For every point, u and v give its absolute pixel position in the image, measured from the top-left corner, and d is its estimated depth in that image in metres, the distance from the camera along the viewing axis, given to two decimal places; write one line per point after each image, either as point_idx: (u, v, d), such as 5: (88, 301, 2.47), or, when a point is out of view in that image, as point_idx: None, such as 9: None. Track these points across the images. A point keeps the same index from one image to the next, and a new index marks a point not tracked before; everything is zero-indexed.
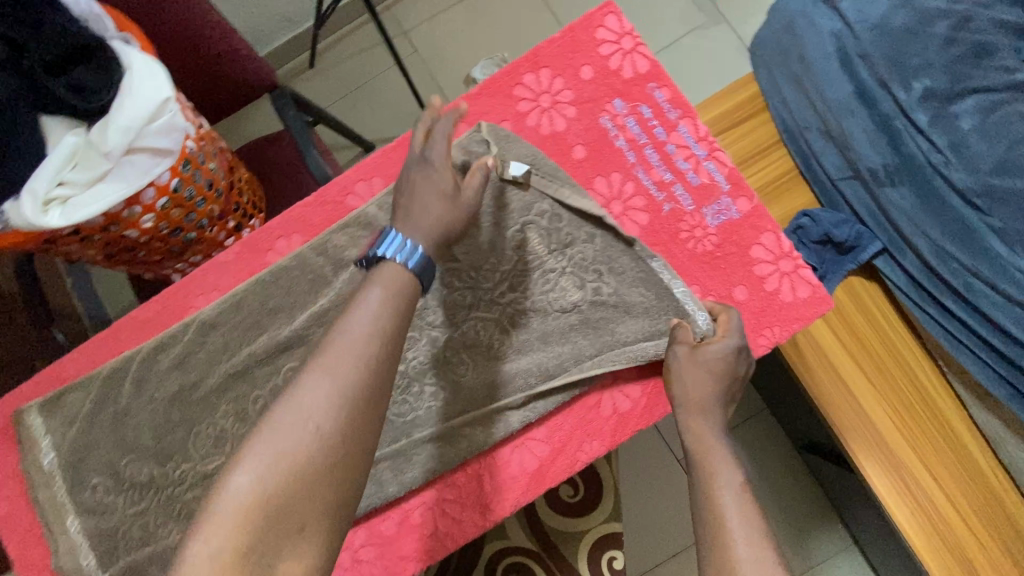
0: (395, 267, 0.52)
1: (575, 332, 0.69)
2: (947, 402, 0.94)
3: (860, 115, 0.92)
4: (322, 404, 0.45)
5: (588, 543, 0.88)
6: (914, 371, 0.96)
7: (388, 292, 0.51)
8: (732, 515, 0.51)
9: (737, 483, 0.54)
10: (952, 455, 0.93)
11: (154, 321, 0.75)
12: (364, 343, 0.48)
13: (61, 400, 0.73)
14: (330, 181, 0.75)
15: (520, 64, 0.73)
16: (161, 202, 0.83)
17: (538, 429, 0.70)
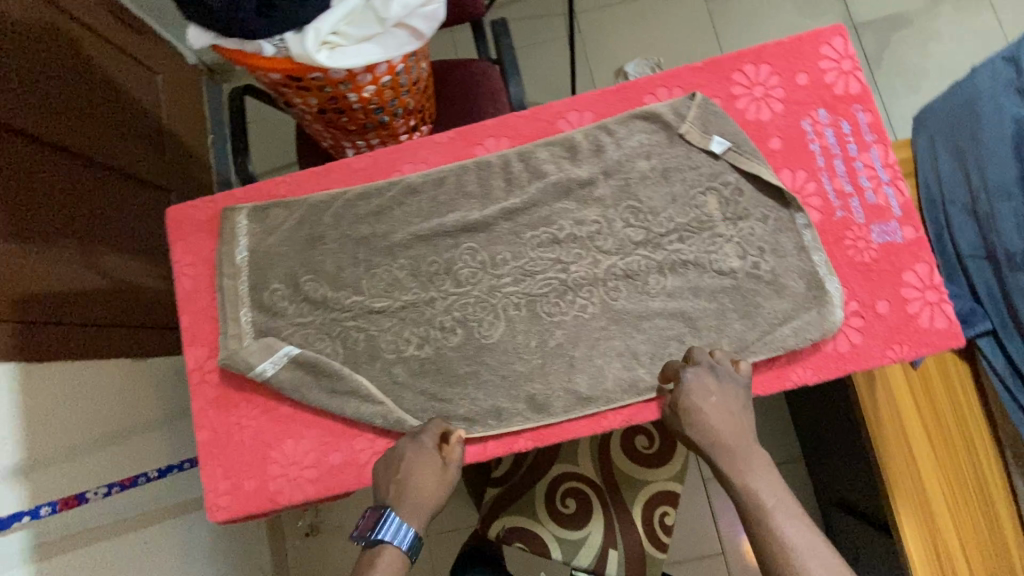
0: (393, 551, 0.66)
1: (724, 294, 0.76)
2: (997, 486, 1.07)
3: (1015, 201, 0.97)
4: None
5: (647, 492, 0.99)
6: (976, 451, 1.08)
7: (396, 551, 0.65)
8: (782, 525, 0.62)
9: (779, 495, 0.64)
10: (984, 530, 1.06)
11: (361, 172, 0.85)
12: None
13: (268, 211, 0.84)
14: (547, 102, 0.84)
15: (745, 55, 0.81)
16: (385, 79, 0.94)
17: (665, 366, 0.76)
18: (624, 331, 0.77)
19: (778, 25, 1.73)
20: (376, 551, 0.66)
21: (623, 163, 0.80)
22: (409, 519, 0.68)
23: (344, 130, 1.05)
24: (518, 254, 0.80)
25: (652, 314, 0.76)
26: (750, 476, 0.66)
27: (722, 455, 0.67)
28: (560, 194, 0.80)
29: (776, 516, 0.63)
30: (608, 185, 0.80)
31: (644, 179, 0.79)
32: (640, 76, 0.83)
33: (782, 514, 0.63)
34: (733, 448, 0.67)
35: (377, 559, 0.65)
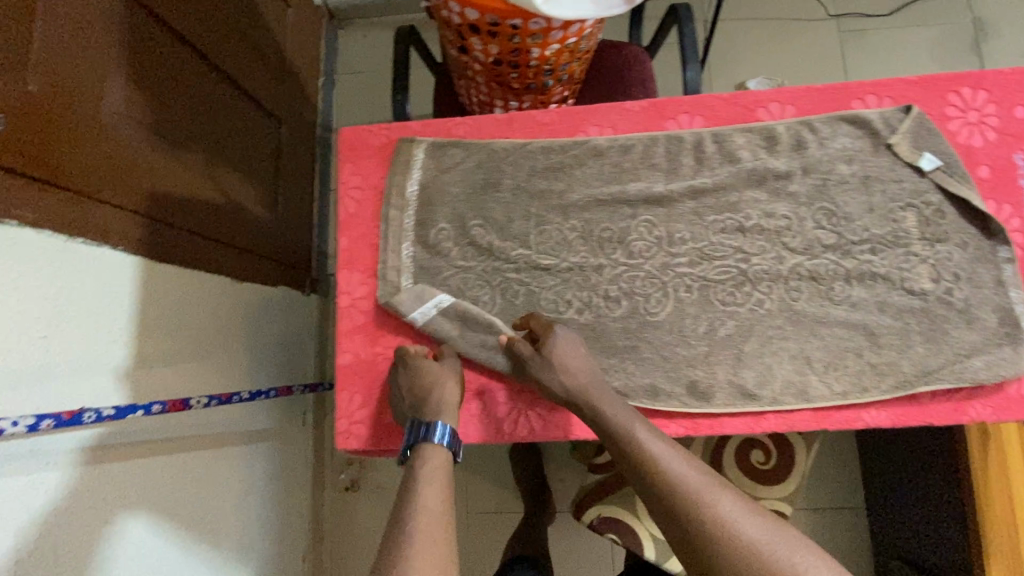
0: (437, 449, 0.66)
1: (911, 314, 0.73)
2: None
3: None
4: (439, 523, 0.57)
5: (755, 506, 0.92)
6: None
7: (440, 462, 0.65)
8: (718, 501, 0.59)
9: (701, 476, 0.61)
10: None
11: (544, 126, 0.83)
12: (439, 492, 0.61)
13: (445, 150, 0.83)
14: (748, 89, 0.82)
15: (964, 77, 0.79)
16: (571, 40, 0.92)
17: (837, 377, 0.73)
18: (801, 333, 0.74)
19: (909, 69, 1.71)
20: (423, 446, 0.66)
21: (824, 163, 0.77)
22: (443, 418, 0.69)
23: (504, 87, 1.03)
24: (699, 235, 0.77)
25: (832, 321, 0.74)
26: (663, 457, 0.62)
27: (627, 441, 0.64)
28: (752, 183, 0.78)
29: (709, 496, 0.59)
30: (803, 182, 0.77)
31: (841, 184, 0.77)
32: (851, 80, 0.80)
33: (727, 506, 0.58)
34: (589, 389, 0.69)
35: (424, 457, 0.65)
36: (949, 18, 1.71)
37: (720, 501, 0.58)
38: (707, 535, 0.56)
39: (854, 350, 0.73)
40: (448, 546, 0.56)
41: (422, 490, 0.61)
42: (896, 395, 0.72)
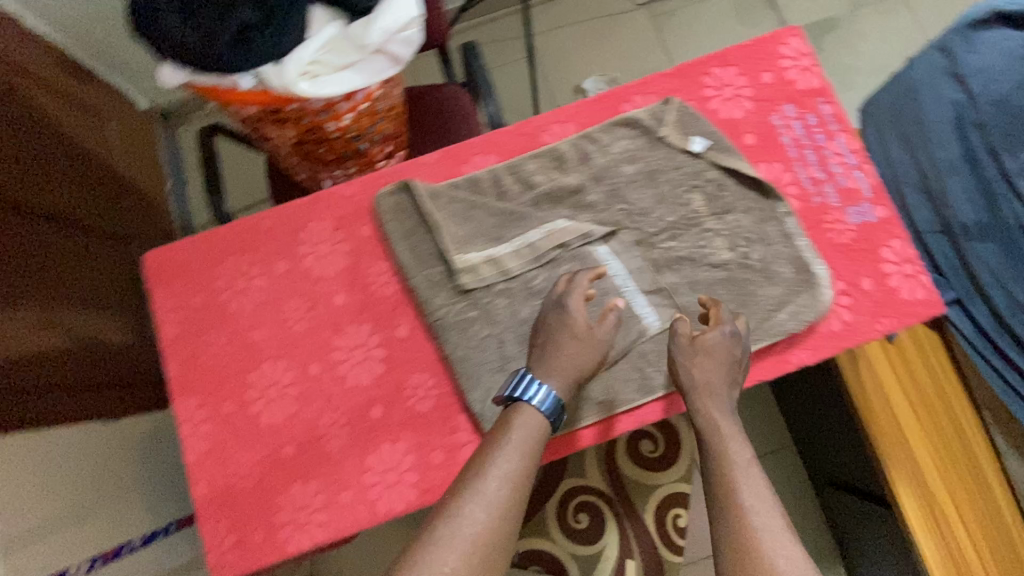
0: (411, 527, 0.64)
1: (720, 286, 0.79)
2: (982, 453, 1.13)
3: (964, 175, 1.03)
4: (505, 495, 0.61)
5: (655, 500, 1.10)
6: (958, 424, 1.15)
7: (524, 431, 0.66)
8: (742, 481, 0.64)
9: (744, 476, 0.65)
10: (977, 497, 1.12)
11: (350, 199, 0.84)
12: (515, 460, 0.63)
13: (258, 248, 0.83)
14: (529, 117, 0.87)
15: (711, 59, 0.86)
16: (363, 106, 0.94)
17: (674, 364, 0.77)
18: (630, 331, 0.77)
19: (719, 37, 1.86)
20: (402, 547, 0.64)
21: (609, 169, 0.82)
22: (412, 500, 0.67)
23: (322, 161, 1.04)
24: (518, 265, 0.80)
25: (654, 311, 0.78)
26: (725, 447, 0.68)
27: (719, 441, 0.68)
28: (552, 204, 0.82)
29: (736, 474, 0.65)
30: (597, 191, 0.82)
31: (630, 182, 0.82)
32: (614, 87, 0.86)
33: (749, 492, 0.63)
34: (700, 389, 0.71)
35: (518, 415, 0.67)
36: None
37: (744, 489, 0.63)
38: (723, 506, 0.63)
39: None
40: (505, 506, 0.60)
41: (498, 463, 0.63)
42: None
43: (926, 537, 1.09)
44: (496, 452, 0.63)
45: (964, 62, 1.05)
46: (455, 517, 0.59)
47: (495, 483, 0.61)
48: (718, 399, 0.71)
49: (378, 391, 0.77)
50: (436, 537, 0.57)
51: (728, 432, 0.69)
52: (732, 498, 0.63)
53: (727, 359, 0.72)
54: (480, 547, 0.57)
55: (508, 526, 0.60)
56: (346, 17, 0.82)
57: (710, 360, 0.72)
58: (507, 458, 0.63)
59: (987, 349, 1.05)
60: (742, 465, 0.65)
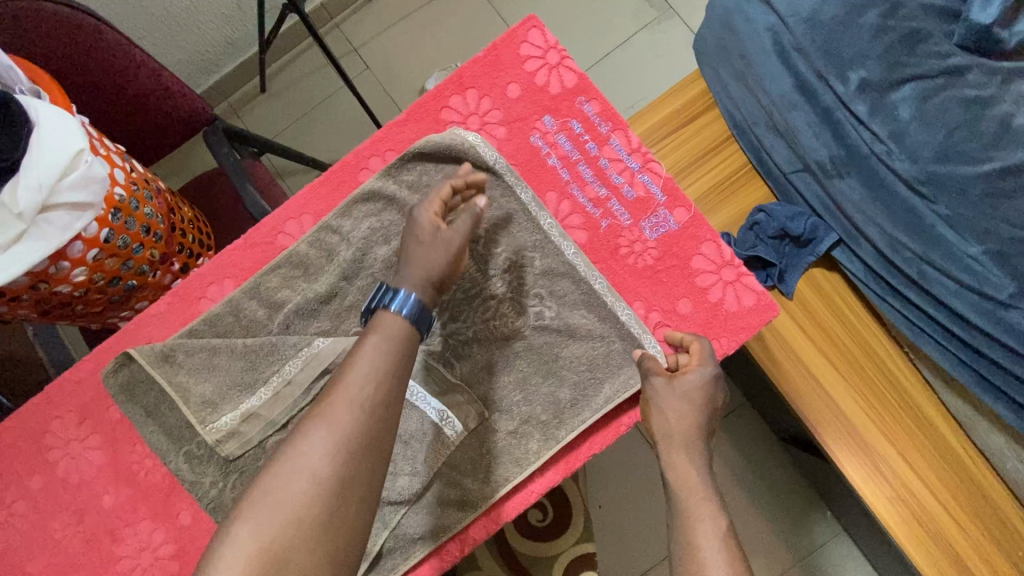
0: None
1: (520, 359, 0.67)
2: (919, 393, 1.01)
3: (803, 108, 0.88)
4: (338, 475, 0.46)
5: (560, 567, 0.88)
6: (886, 367, 1.02)
7: (380, 341, 0.52)
8: (708, 562, 0.51)
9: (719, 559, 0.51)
10: (928, 444, 0.99)
11: (87, 382, 0.72)
12: (379, 370, 0.50)
13: (4, 469, 0.71)
14: (260, 220, 0.72)
15: (445, 87, 0.71)
16: (92, 254, 0.80)
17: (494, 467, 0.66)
18: (428, 447, 0.65)
19: None
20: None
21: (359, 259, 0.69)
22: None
23: (94, 312, 0.91)
24: None
25: (453, 416, 0.65)
26: (693, 511, 0.54)
27: (687, 503, 0.55)
28: (307, 321, 0.69)
29: (701, 552, 0.52)
30: (354, 290, 0.69)
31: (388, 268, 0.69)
32: (346, 155, 0.72)
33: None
34: (675, 436, 0.59)
35: (377, 324, 0.54)
36: None
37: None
38: None
39: (486, 428, 0.67)
40: (351, 452, 0.47)
41: (361, 353, 0.51)
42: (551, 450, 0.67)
43: (884, 505, 0.97)
44: (349, 367, 0.50)
45: None
46: (245, 508, 0.45)
47: (351, 393, 0.48)
48: (696, 448, 0.58)
49: None
50: (222, 532, 0.44)
51: (696, 487, 0.56)
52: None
53: (703, 403, 0.60)
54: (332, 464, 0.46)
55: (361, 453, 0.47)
56: None
57: (689, 405, 0.60)
58: (368, 362, 0.50)
59: (884, 291, 0.90)
60: (713, 540, 0.52)
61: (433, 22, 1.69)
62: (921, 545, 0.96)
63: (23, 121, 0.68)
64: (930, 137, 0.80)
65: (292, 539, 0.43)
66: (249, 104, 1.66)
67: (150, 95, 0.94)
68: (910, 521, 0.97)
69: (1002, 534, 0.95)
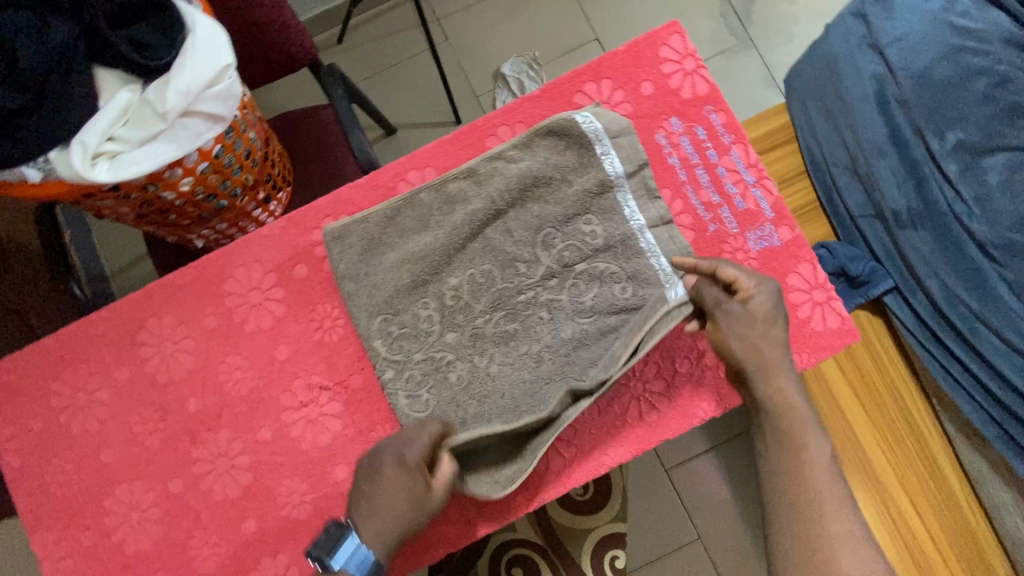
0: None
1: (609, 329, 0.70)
2: (938, 442, 1.04)
3: (891, 158, 0.93)
4: None
5: (593, 541, 1.13)
6: (911, 413, 1.05)
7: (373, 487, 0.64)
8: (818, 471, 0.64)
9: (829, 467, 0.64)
10: (936, 492, 1.03)
11: (189, 288, 0.74)
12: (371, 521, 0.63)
13: (94, 356, 0.73)
14: (384, 165, 0.75)
15: (583, 72, 0.74)
16: (202, 167, 0.82)
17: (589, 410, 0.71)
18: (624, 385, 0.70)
19: None
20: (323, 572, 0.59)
21: (514, 183, 0.71)
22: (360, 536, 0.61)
23: (180, 225, 0.93)
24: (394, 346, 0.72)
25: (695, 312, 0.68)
26: (805, 437, 0.65)
27: (792, 420, 0.65)
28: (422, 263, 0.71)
29: (812, 462, 0.64)
30: (473, 245, 0.72)
31: (524, 197, 0.72)
32: (477, 118, 0.75)
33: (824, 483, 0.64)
34: (756, 359, 0.65)
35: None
36: None
37: (820, 485, 0.64)
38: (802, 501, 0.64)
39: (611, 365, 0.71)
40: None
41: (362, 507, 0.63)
42: (623, 425, 0.70)
43: (887, 543, 1.02)
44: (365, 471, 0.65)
45: (882, 30, 0.92)
46: None
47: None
48: (784, 369, 0.65)
49: (248, 502, 0.70)
50: None
51: (797, 411, 0.65)
52: (803, 486, 0.64)
53: (773, 318, 0.65)
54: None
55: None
56: (141, 77, 0.70)
57: (762, 325, 0.65)
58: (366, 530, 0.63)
59: (928, 341, 0.95)
60: (821, 460, 0.64)
61: (518, 8, 1.71)
62: None
63: (179, 25, 0.69)
64: (1013, 206, 0.86)
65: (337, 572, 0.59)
66: (325, 52, 1.67)
67: (270, 25, 0.95)
68: (907, 560, 1.01)
69: None
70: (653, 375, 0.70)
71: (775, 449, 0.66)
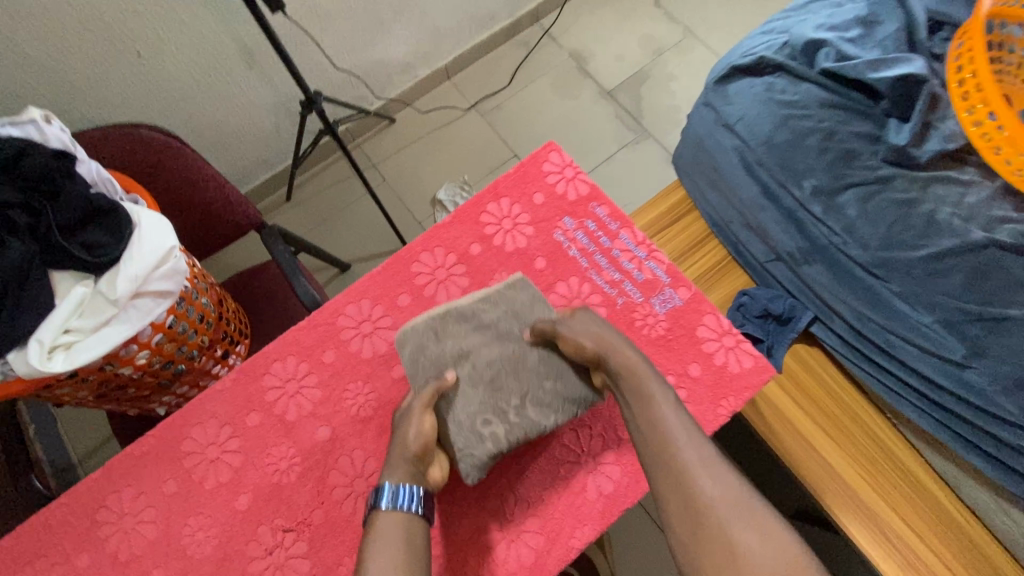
0: (397, 510, 0.64)
1: (550, 411, 0.72)
2: (905, 452, 1.02)
3: (769, 210, 1.04)
4: None
5: None
6: (870, 428, 1.04)
7: (393, 527, 0.63)
8: (666, 427, 0.65)
9: (680, 421, 0.66)
10: (925, 506, 0.98)
11: (148, 455, 0.76)
12: (399, 545, 0.62)
13: (50, 549, 0.72)
14: (322, 305, 0.83)
15: (483, 196, 0.86)
16: (156, 338, 0.87)
17: (549, 492, 0.73)
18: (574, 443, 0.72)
19: (551, 113, 1.96)
20: (373, 513, 0.65)
21: (473, 343, 0.76)
22: (390, 478, 0.66)
23: (141, 396, 0.96)
24: (352, 474, 0.74)
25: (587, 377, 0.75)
26: (655, 409, 0.66)
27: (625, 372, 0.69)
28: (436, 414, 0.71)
29: (663, 428, 0.65)
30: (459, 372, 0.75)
31: (486, 345, 0.76)
32: (399, 249, 0.85)
33: (678, 442, 0.64)
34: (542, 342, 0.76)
35: (376, 522, 0.64)
36: (554, 63, 2.02)
37: (699, 480, 0.62)
38: (665, 471, 0.64)
39: (561, 444, 0.75)
40: (409, 547, 0.62)
41: (373, 544, 0.62)
42: (581, 503, 0.72)
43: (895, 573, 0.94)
44: (372, 533, 0.63)
45: (726, 113, 1.06)
46: None
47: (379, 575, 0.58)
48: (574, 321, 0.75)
49: None
50: None
51: (669, 429, 0.65)
52: (689, 497, 0.62)
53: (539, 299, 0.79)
54: (399, 547, 0.61)
55: (415, 540, 0.63)
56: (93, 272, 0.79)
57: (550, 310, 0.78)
58: (385, 541, 0.62)
59: (865, 361, 1.01)
60: (676, 429, 0.65)
61: (443, 141, 1.94)
62: None
63: (125, 222, 0.80)
64: (874, 230, 0.92)
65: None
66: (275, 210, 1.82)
67: (213, 204, 1.06)
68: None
69: None
70: (601, 446, 0.74)
71: (652, 450, 0.65)
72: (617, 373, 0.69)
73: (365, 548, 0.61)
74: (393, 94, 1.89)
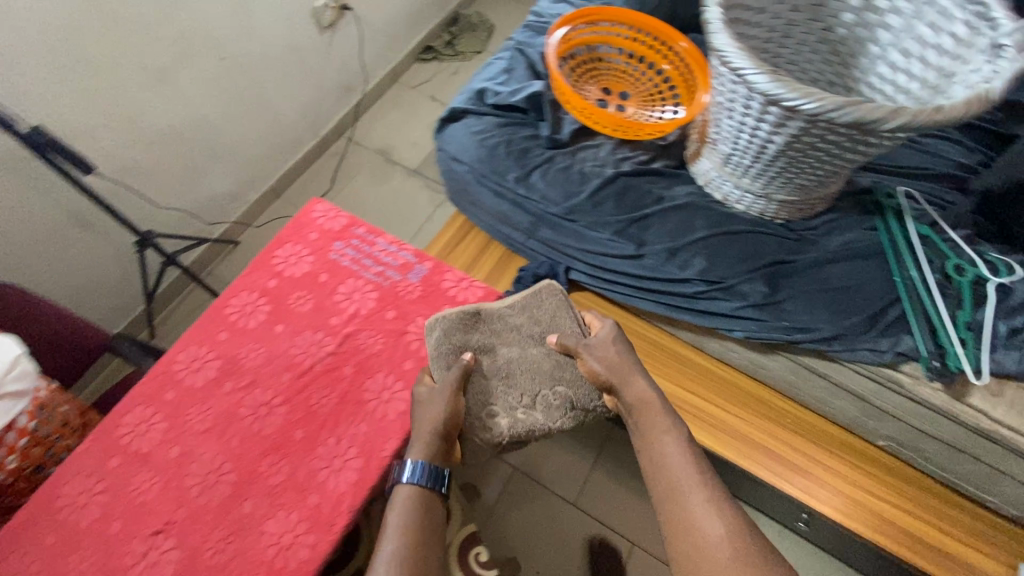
0: (409, 484, 0.85)
1: (554, 410, 1.01)
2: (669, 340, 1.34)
3: (500, 203, 1.37)
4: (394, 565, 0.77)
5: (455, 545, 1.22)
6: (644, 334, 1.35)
7: (405, 497, 0.84)
8: (672, 460, 0.86)
9: (687, 458, 0.86)
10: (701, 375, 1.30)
11: (26, 523, 0.90)
12: (411, 510, 0.83)
13: None
14: (158, 361, 1.04)
15: (269, 247, 1.15)
16: (22, 442, 1.03)
17: (359, 426, 0.97)
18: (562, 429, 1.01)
19: (373, 199, 2.35)
20: (395, 486, 0.86)
21: (506, 345, 1.05)
22: (414, 455, 0.87)
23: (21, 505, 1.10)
24: (204, 472, 0.93)
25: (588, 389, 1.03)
26: (663, 447, 0.88)
27: (645, 417, 0.92)
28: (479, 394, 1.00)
29: (669, 457, 0.87)
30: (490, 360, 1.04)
31: (506, 347, 1.05)
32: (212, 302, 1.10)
33: (683, 470, 0.85)
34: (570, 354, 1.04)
35: (396, 491, 0.85)
36: (365, 161, 2.44)
37: (695, 508, 0.81)
38: (672, 493, 0.84)
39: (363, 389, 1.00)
40: (416, 518, 0.82)
41: (392, 513, 0.83)
42: (382, 424, 0.96)
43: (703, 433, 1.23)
44: (391, 504, 0.84)
45: (448, 152, 1.43)
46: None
47: (393, 542, 0.79)
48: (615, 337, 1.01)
49: None
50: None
51: (677, 464, 0.85)
52: (686, 517, 0.81)
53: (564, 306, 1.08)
54: (410, 515, 0.82)
55: (422, 507, 0.84)
56: None
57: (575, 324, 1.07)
58: (399, 509, 0.83)
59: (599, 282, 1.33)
60: (686, 469, 0.85)
61: None
62: (736, 448, 1.21)
63: None
64: (557, 191, 1.33)
65: (406, 542, 0.79)
66: None
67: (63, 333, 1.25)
68: (722, 438, 1.22)
69: (790, 423, 1.24)
70: (392, 381, 1.01)
71: (661, 476, 0.86)
72: (632, 404, 0.93)
73: (387, 514, 0.83)
74: (230, 221, 2.17)
